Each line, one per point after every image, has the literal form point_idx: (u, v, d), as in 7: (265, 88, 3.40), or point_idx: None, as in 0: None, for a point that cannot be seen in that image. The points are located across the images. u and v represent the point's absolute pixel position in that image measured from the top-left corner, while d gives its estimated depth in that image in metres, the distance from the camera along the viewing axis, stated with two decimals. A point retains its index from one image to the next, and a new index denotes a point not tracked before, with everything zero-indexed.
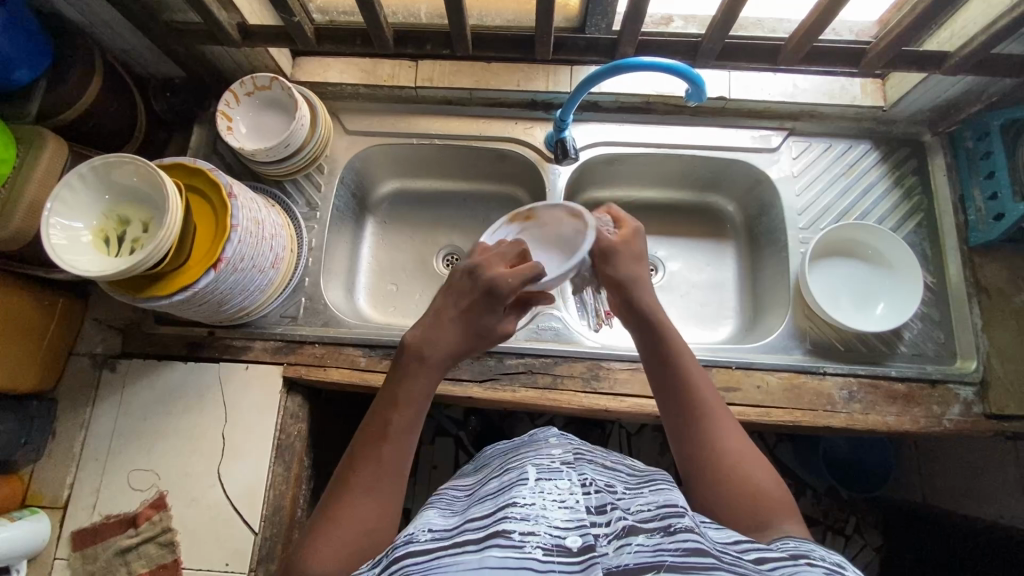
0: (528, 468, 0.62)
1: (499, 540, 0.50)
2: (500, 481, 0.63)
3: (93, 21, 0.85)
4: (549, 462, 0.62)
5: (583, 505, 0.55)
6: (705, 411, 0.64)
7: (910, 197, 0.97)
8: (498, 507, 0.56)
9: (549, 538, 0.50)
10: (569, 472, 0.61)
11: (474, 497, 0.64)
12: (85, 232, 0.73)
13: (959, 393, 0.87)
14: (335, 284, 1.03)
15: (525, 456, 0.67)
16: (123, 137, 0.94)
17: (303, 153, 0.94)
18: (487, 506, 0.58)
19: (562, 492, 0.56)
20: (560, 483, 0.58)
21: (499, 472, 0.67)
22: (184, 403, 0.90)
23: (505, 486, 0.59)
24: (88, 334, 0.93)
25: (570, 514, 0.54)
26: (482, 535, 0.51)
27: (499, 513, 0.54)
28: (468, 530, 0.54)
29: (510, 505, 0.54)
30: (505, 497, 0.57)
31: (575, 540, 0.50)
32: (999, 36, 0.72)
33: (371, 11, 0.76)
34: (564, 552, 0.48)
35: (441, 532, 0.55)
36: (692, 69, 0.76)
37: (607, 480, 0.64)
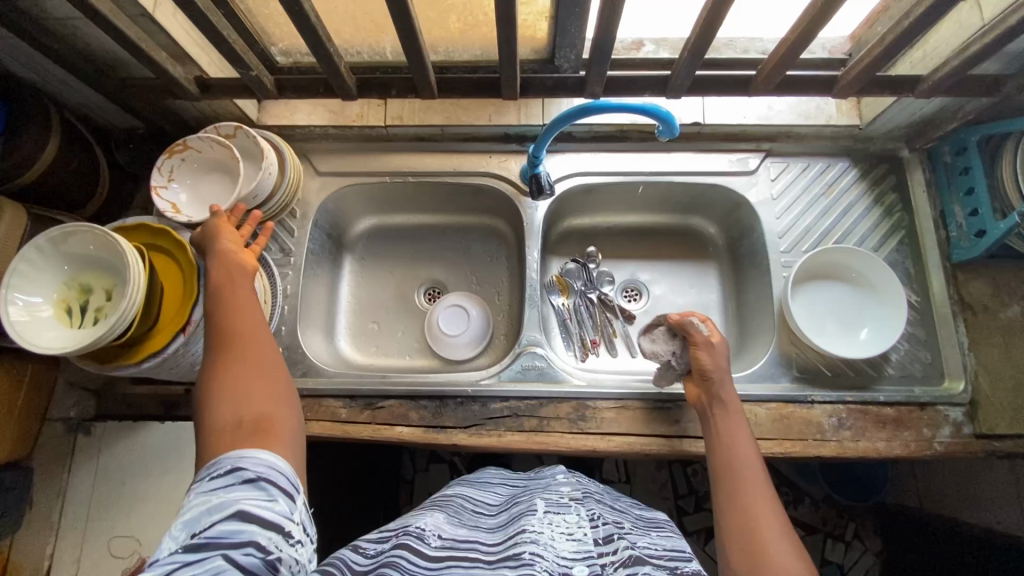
0: (537, 501, 0.64)
1: (510, 561, 0.51)
2: (509, 513, 0.64)
3: (46, 80, 0.82)
4: (559, 498, 0.64)
5: (590, 538, 0.56)
6: (748, 478, 0.66)
7: (890, 215, 0.96)
8: (511, 532, 0.58)
9: (556, 565, 0.51)
10: (577, 507, 0.62)
11: (484, 519, 0.64)
12: (46, 305, 0.70)
13: (949, 414, 0.86)
14: (314, 330, 1.01)
15: (531, 491, 0.68)
16: (86, 193, 0.91)
17: (274, 200, 0.92)
18: (497, 532, 0.59)
19: (571, 525, 0.58)
20: (569, 517, 0.59)
21: (509, 505, 0.68)
22: (163, 465, 0.91)
23: (514, 515, 0.61)
24: (61, 398, 0.88)
25: (577, 547, 0.55)
26: (497, 557, 0.53)
27: (516, 536, 0.56)
28: (477, 552, 0.55)
29: (522, 531, 0.56)
30: (513, 528, 0.58)
31: (582, 569, 0.51)
32: (971, 60, 0.71)
33: (330, 62, 0.74)
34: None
35: (455, 539, 0.57)
36: (662, 107, 0.76)
37: (615, 516, 0.65)
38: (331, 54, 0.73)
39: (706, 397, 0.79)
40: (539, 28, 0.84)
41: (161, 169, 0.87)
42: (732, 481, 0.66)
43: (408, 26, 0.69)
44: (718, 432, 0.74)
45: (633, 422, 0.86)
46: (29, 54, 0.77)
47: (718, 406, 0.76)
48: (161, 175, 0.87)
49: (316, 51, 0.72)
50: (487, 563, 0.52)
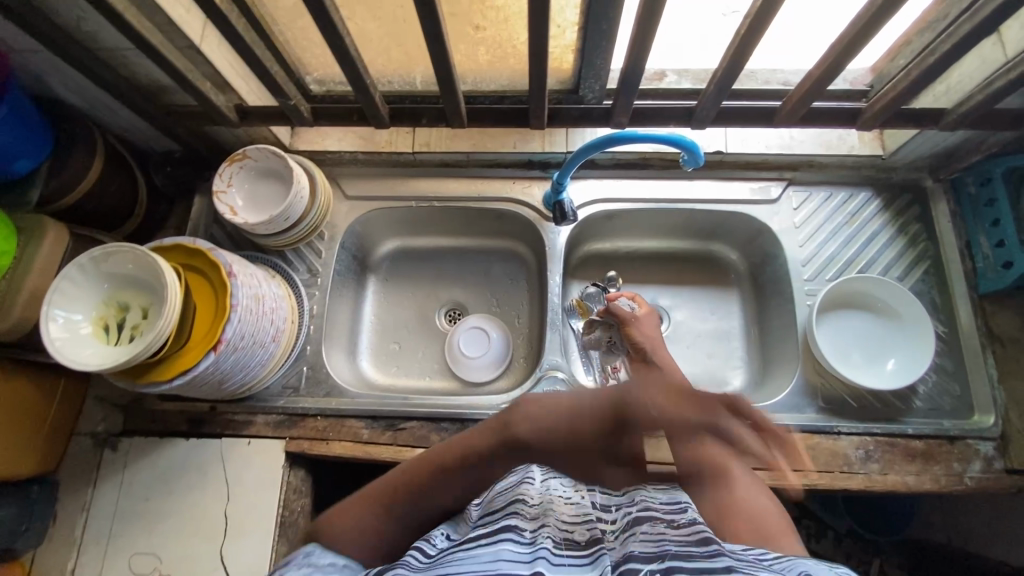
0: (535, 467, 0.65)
1: (510, 535, 0.49)
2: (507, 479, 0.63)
3: (93, 106, 0.86)
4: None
5: (588, 502, 0.58)
6: (707, 443, 0.63)
7: (915, 244, 0.95)
8: (508, 500, 0.57)
9: (558, 531, 0.51)
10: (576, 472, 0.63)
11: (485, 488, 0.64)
12: (85, 322, 0.72)
13: (979, 449, 0.84)
14: (337, 350, 1.02)
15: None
16: (124, 213, 0.94)
17: (301, 224, 0.94)
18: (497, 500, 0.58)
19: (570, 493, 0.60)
20: (565, 480, 0.62)
21: None
22: (185, 483, 0.89)
23: (512, 482, 0.61)
24: (89, 413, 0.93)
25: (575, 511, 0.56)
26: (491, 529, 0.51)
27: (508, 508, 0.55)
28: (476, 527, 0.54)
29: (518, 501, 0.56)
30: (513, 494, 0.58)
31: (583, 535, 0.52)
32: (995, 96, 0.71)
33: (365, 93, 0.77)
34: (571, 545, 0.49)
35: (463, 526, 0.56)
36: (686, 137, 0.78)
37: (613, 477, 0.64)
38: (367, 86, 0.76)
39: (641, 360, 0.90)
40: (565, 60, 0.86)
41: (220, 174, 0.90)
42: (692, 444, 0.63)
43: (442, 59, 0.71)
44: (666, 396, 0.71)
45: None
46: (80, 82, 0.80)
47: (666, 377, 0.74)
48: (222, 181, 0.90)
49: (353, 82, 0.75)
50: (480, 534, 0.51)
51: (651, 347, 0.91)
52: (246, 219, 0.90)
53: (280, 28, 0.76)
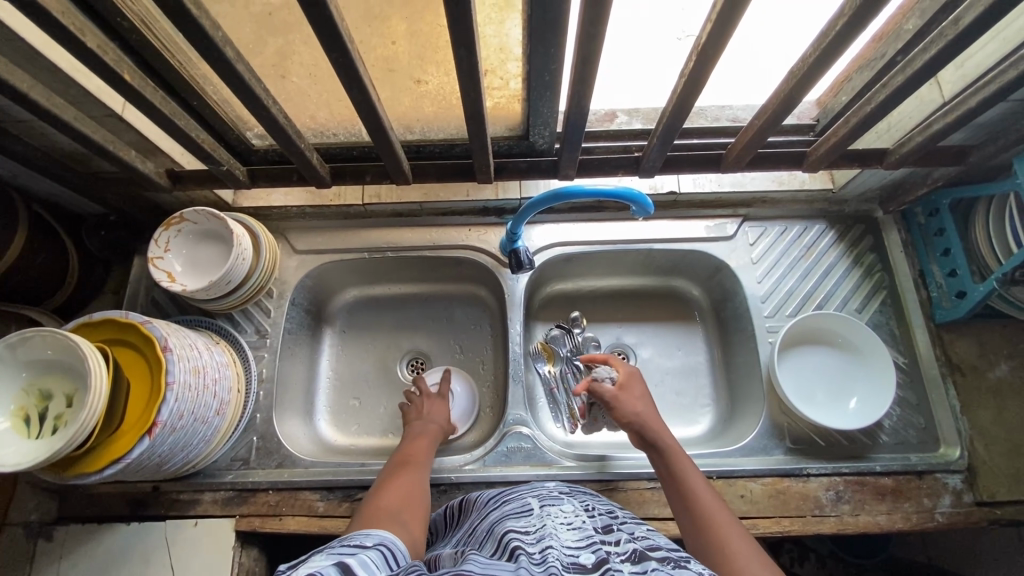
0: (531, 499, 0.63)
1: (522, 550, 0.48)
2: (505, 511, 0.61)
3: (13, 175, 0.81)
4: (551, 496, 0.64)
5: (591, 527, 0.55)
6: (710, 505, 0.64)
7: (870, 275, 0.96)
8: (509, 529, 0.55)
9: (566, 555, 0.48)
10: (572, 505, 0.61)
11: (489, 523, 0.60)
12: (2, 417, 0.67)
13: (948, 482, 0.83)
14: (291, 412, 0.97)
15: (518, 491, 0.68)
16: (54, 283, 0.89)
17: (247, 285, 0.90)
18: (498, 531, 0.55)
19: (571, 519, 0.57)
20: (565, 510, 0.59)
21: (497, 501, 0.66)
22: (127, 572, 0.82)
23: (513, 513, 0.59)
24: (21, 501, 0.85)
25: (581, 537, 0.53)
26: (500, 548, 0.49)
27: (510, 536, 0.52)
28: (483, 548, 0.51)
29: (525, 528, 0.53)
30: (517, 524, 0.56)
31: (591, 556, 0.48)
32: (935, 137, 0.72)
33: (303, 156, 0.74)
34: (581, 567, 0.47)
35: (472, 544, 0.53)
36: (634, 188, 0.76)
37: (607, 507, 0.64)
38: (303, 148, 0.73)
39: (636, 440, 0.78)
40: (512, 109, 0.84)
41: (157, 240, 0.86)
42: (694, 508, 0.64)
43: (378, 120, 0.69)
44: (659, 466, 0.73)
45: (625, 505, 0.83)
46: None
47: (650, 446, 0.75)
48: (157, 247, 0.86)
49: (287, 147, 0.72)
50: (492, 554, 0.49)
51: (644, 422, 0.77)
52: (184, 285, 0.85)
53: (212, 89, 0.73)
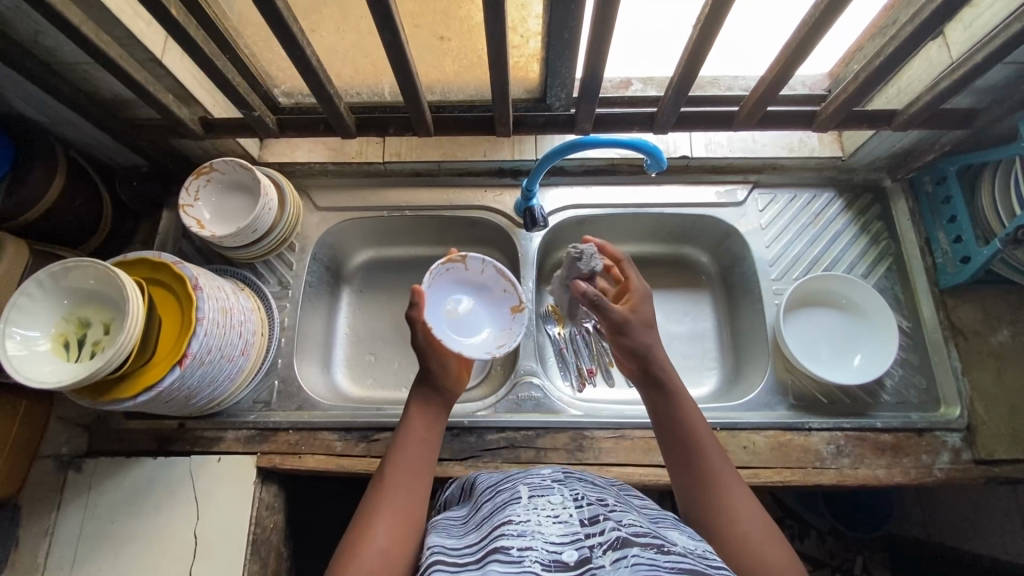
0: (519, 486, 0.60)
1: (498, 557, 0.47)
2: (493, 501, 0.59)
3: (55, 123, 0.85)
4: (540, 480, 0.61)
5: (577, 518, 0.52)
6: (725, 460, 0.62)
7: (876, 242, 0.98)
8: (493, 524, 0.54)
9: (546, 553, 0.48)
10: (560, 487, 0.59)
11: (470, 518, 0.59)
12: (43, 338, 0.70)
13: (947, 440, 0.86)
14: (310, 362, 1.01)
15: (514, 477, 0.65)
16: (88, 229, 0.93)
17: (271, 236, 0.94)
18: (482, 523, 0.55)
19: (555, 506, 0.55)
20: (552, 497, 0.56)
21: (489, 488, 0.64)
22: (153, 503, 0.86)
23: (497, 505, 0.56)
24: (54, 434, 0.89)
25: (564, 529, 0.51)
26: (479, 553, 0.49)
27: (493, 534, 0.51)
28: (460, 557, 0.50)
29: (506, 524, 0.52)
30: (499, 518, 0.54)
31: (572, 554, 0.48)
32: (942, 94, 0.74)
33: (330, 104, 0.78)
34: (562, 568, 0.46)
35: (448, 551, 0.52)
36: (649, 141, 0.79)
37: (599, 493, 0.59)
38: (331, 95, 0.76)
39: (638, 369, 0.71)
40: (530, 69, 0.87)
41: (187, 188, 0.90)
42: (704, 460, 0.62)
43: (404, 66, 0.72)
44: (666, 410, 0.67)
45: (631, 452, 0.86)
46: (40, 97, 0.79)
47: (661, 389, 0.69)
48: (188, 195, 0.90)
49: (316, 93, 0.75)
50: (468, 565, 0.48)
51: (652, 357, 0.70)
52: (212, 232, 0.89)
53: (245, 39, 0.77)
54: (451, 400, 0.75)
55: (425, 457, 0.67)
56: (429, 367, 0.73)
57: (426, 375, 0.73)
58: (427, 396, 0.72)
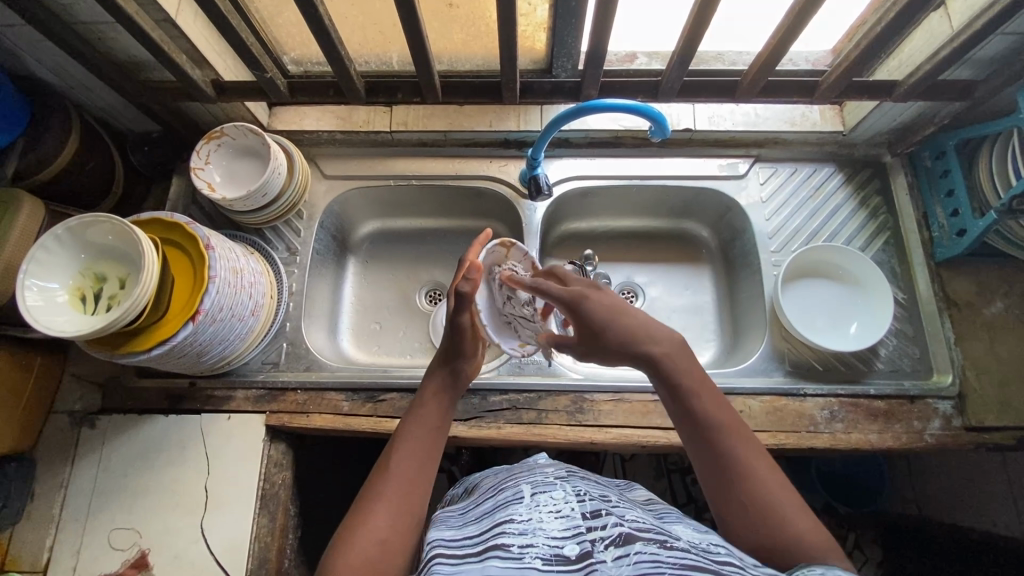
0: (523, 483, 0.60)
1: (498, 552, 0.48)
2: (496, 498, 0.59)
3: (69, 85, 0.87)
4: (543, 478, 0.60)
5: (579, 512, 0.52)
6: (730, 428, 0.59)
7: (875, 216, 1.00)
8: (495, 518, 0.54)
9: (548, 549, 0.48)
10: (564, 484, 0.59)
11: (472, 512, 0.59)
12: (61, 291, 0.73)
13: (938, 407, 0.88)
14: (317, 327, 1.03)
15: (518, 474, 0.64)
16: (101, 191, 0.95)
17: (280, 201, 0.95)
18: (484, 518, 0.55)
19: (558, 502, 0.54)
20: (556, 493, 0.56)
21: (493, 488, 0.64)
22: (165, 458, 0.89)
23: (499, 502, 0.56)
24: (66, 392, 0.92)
25: (566, 524, 0.51)
26: (480, 548, 0.49)
27: (495, 529, 0.51)
28: (460, 548, 0.51)
29: (507, 520, 0.52)
30: (501, 513, 0.54)
31: (573, 548, 0.48)
32: (942, 64, 0.76)
33: (341, 66, 0.80)
34: (562, 563, 0.46)
35: (447, 543, 0.52)
36: (654, 108, 0.81)
37: (602, 490, 0.59)
38: (342, 58, 0.78)
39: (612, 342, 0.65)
40: (537, 39, 0.88)
41: (198, 152, 0.91)
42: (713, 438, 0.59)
43: (415, 29, 0.73)
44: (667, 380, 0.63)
45: (630, 415, 0.88)
46: (56, 58, 0.81)
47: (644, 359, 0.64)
48: (199, 158, 0.91)
49: (329, 54, 0.77)
50: (468, 556, 0.49)
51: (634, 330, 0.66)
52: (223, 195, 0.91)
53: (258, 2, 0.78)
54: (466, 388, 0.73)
55: (432, 446, 0.65)
56: (461, 351, 0.72)
57: (456, 359, 0.72)
58: (444, 384, 0.71)
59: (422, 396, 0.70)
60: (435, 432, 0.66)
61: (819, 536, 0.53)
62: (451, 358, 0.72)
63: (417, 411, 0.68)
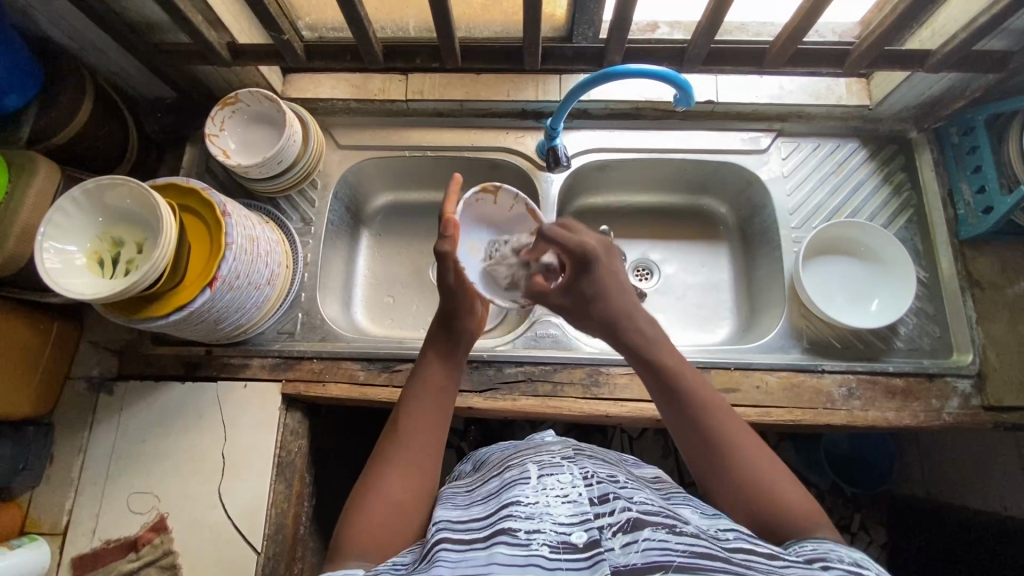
0: (529, 464, 0.58)
1: (504, 539, 0.46)
2: (500, 478, 0.58)
3: (82, 46, 0.85)
4: (550, 458, 0.58)
5: (586, 497, 0.50)
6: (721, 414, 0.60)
7: (899, 194, 0.98)
8: (501, 502, 0.52)
9: (555, 535, 0.46)
10: (570, 465, 0.56)
11: (477, 492, 0.58)
12: (79, 254, 0.72)
13: (957, 386, 0.87)
14: (331, 299, 1.03)
15: (523, 453, 0.63)
16: (115, 157, 0.94)
17: (296, 168, 0.94)
18: (490, 501, 0.54)
19: (565, 486, 0.52)
20: (562, 476, 0.54)
21: (498, 468, 0.62)
22: (182, 425, 0.89)
23: (505, 483, 0.55)
24: (84, 357, 0.93)
25: (574, 509, 0.49)
26: (486, 534, 0.48)
27: (501, 512, 0.50)
28: (464, 531, 0.49)
29: (513, 504, 0.50)
30: (506, 496, 0.53)
31: (581, 535, 0.46)
32: (979, 32, 0.74)
33: (360, 30, 0.78)
34: (571, 550, 0.45)
35: (452, 526, 0.51)
36: (679, 75, 0.79)
37: (609, 469, 0.58)
38: (362, 20, 0.76)
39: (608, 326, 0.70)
40: (558, 6, 0.86)
41: (214, 118, 0.90)
42: (693, 412, 0.60)
43: None
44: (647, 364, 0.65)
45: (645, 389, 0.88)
46: (70, 16, 0.80)
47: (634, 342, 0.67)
48: (214, 124, 0.90)
49: (348, 15, 0.75)
50: (474, 542, 0.47)
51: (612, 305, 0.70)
52: (239, 162, 0.90)
53: None
54: (468, 346, 0.72)
55: (440, 406, 0.65)
56: (458, 310, 0.72)
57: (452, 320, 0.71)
58: (443, 347, 0.70)
59: (420, 359, 0.69)
60: (439, 393, 0.66)
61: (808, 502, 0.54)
62: (450, 320, 0.71)
63: (419, 376, 0.67)
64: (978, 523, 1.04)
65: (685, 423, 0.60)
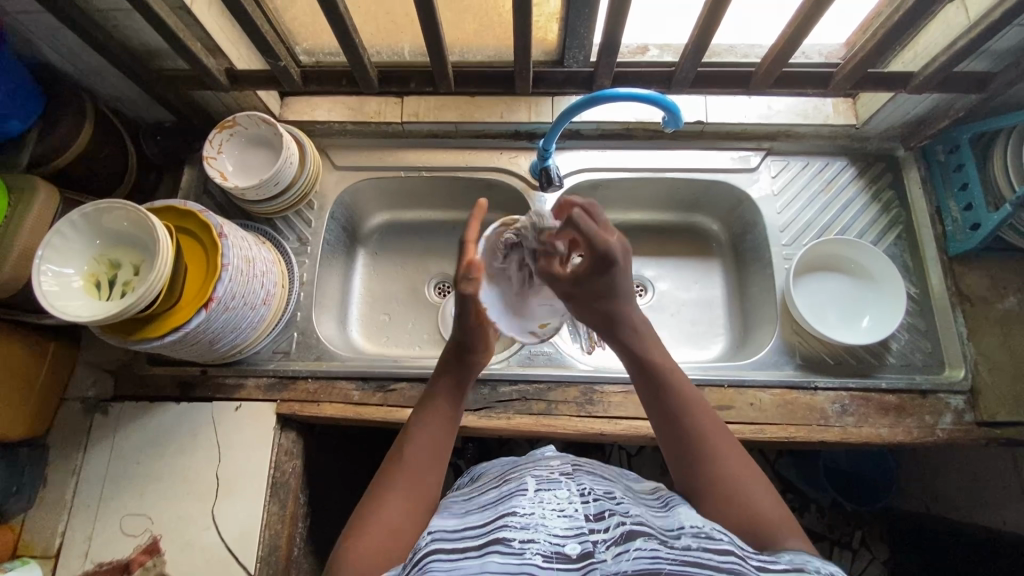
0: (527, 475, 0.57)
1: (498, 547, 0.47)
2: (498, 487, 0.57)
3: (84, 73, 0.88)
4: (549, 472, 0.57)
5: (582, 512, 0.50)
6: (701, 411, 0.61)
7: (888, 210, 0.99)
8: (497, 511, 0.52)
9: (549, 545, 0.47)
10: (569, 481, 0.55)
11: (474, 500, 0.58)
12: (77, 276, 0.73)
13: (950, 402, 0.87)
14: (327, 318, 1.03)
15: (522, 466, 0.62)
16: (115, 180, 0.95)
17: (292, 189, 0.96)
18: (486, 509, 0.54)
19: (562, 500, 0.52)
20: (559, 492, 0.53)
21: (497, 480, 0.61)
22: (176, 445, 0.89)
23: (501, 493, 0.55)
24: (80, 378, 0.93)
25: (569, 522, 0.49)
26: (481, 540, 0.48)
27: (496, 521, 0.50)
28: (460, 538, 0.50)
29: (509, 513, 0.51)
30: (503, 506, 0.53)
31: (575, 546, 0.47)
32: (957, 56, 0.76)
33: (356, 57, 0.80)
34: (563, 560, 0.46)
35: (449, 534, 0.51)
36: (667, 98, 0.81)
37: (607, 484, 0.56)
38: (357, 47, 0.78)
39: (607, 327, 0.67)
40: (550, 31, 0.88)
41: (211, 141, 0.92)
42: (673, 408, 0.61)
43: (429, 20, 0.74)
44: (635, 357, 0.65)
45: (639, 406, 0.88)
46: (73, 46, 0.82)
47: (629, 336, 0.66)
48: (212, 148, 0.92)
49: (343, 43, 0.77)
50: (468, 550, 0.48)
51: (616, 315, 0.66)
52: (235, 184, 0.91)
53: None
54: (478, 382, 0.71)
55: (444, 440, 0.65)
56: (473, 346, 0.69)
57: (465, 355, 0.69)
58: (455, 380, 0.68)
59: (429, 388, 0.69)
60: (446, 428, 0.65)
61: (779, 512, 0.55)
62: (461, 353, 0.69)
63: (429, 408, 0.66)
64: (978, 539, 1.04)
65: (664, 414, 0.62)
